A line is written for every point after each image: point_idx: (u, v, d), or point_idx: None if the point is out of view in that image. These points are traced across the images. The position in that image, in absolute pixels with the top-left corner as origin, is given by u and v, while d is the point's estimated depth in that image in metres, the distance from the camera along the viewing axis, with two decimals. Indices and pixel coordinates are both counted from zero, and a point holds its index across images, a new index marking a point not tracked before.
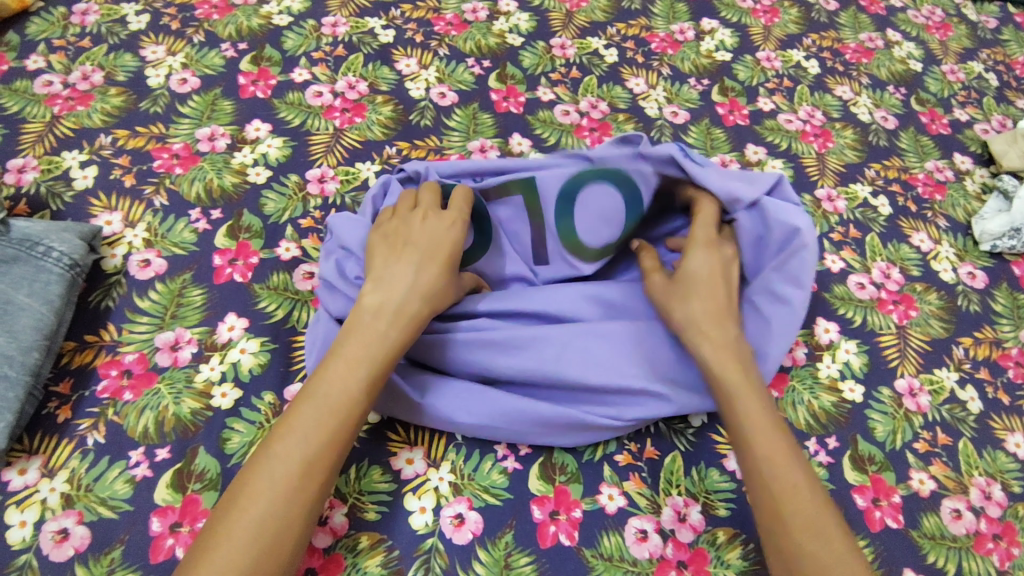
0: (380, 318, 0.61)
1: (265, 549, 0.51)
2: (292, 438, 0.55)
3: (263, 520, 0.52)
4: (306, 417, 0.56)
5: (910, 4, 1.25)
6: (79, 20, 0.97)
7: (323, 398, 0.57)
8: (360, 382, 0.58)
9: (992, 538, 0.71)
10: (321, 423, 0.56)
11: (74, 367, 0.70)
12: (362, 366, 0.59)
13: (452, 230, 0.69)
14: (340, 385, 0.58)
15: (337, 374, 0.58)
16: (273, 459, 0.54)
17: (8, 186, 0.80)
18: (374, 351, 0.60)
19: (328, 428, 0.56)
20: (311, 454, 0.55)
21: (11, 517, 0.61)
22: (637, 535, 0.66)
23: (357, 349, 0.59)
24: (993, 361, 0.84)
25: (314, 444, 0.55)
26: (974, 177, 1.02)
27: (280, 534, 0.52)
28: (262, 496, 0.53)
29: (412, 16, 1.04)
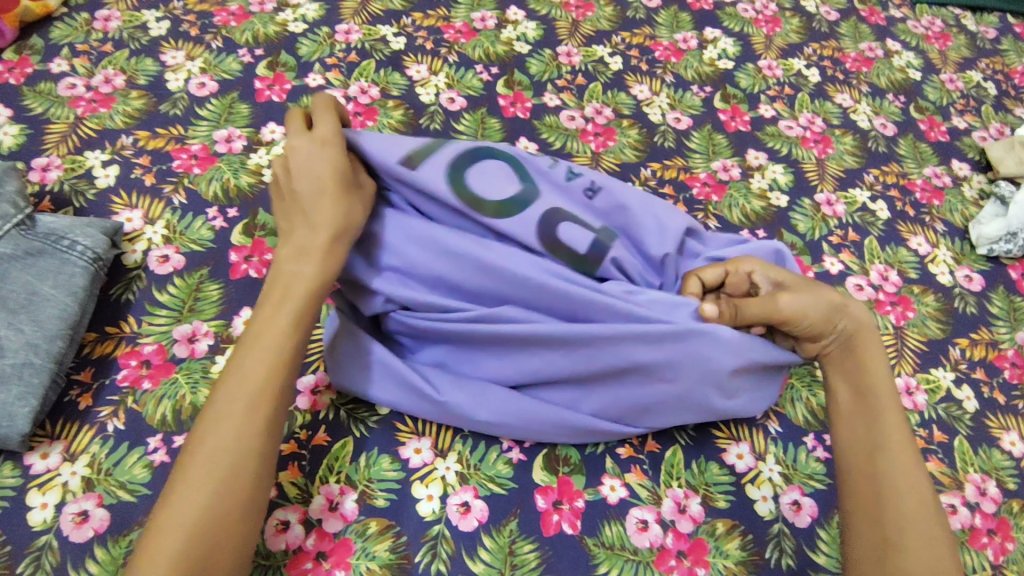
0: (296, 260, 0.62)
1: (224, 488, 0.53)
2: (228, 384, 0.57)
3: (212, 461, 0.54)
4: (241, 364, 0.58)
5: (910, 14, 1.27)
6: (102, 26, 1.00)
7: (256, 346, 0.58)
8: (281, 325, 0.59)
9: (986, 533, 0.73)
10: (253, 364, 0.58)
11: (95, 357, 0.72)
12: (284, 310, 0.60)
13: (331, 160, 0.64)
14: (264, 328, 0.59)
15: (266, 322, 0.60)
16: (214, 409, 0.56)
17: (33, 184, 0.84)
18: (294, 290, 0.61)
19: (265, 367, 0.58)
20: (252, 395, 0.56)
21: (33, 499, 0.64)
22: (638, 524, 0.68)
23: (277, 294, 0.61)
24: (989, 361, 0.86)
25: (250, 384, 0.57)
26: (972, 183, 1.04)
27: (236, 472, 0.54)
28: (208, 444, 0.54)
29: (422, 24, 1.07)
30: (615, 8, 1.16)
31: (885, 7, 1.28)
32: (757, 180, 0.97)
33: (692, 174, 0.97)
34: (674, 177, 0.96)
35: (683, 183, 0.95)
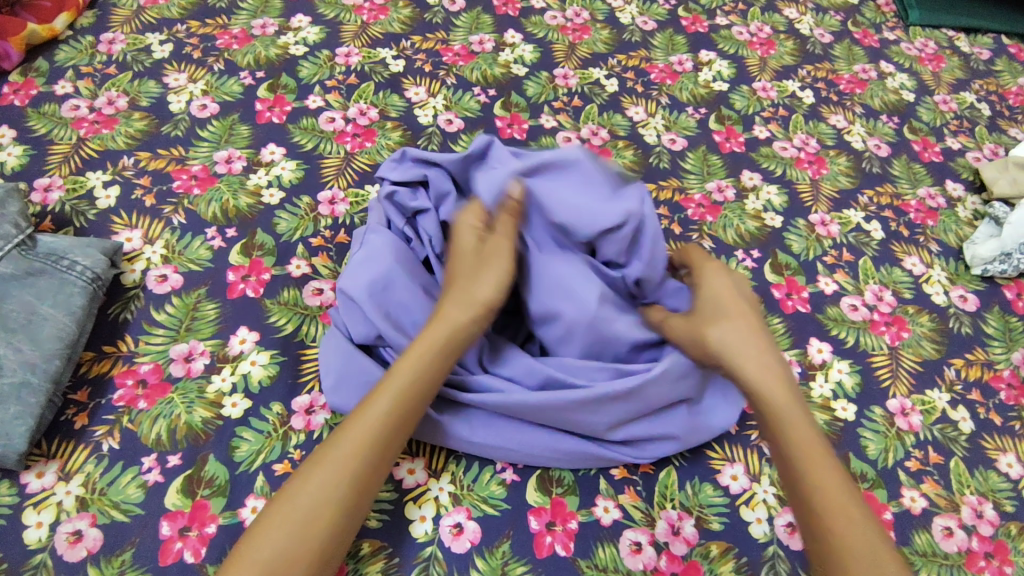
0: (398, 386, 0.62)
1: (294, 544, 0.55)
2: (336, 452, 0.59)
3: (293, 514, 0.56)
4: (321, 472, 0.58)
5: (903, 37, 1.29)
6: (106, 49, 1.02)
7: (338, 453, 0.59)
8: (385, 406, 0.61)
9: (983, 556, 0.72)
10: (334, 476, 0.58)
11: (92, 376, 0.73)
12: (391, 391, 0.61)
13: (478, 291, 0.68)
14: (351, 441, 0.59)
15: (380, 396, 0.61)
16: (290, 508, 0.56)
17: (35, 204, 0.85)
18: (385, 410, 0.61)
19: (365, 445, 0.59)
20: (342, 469, 0.58)
21: (28, 518, 0.64)
22: (632, 546, 0.68)
23: (373, 407, 0.61)
24: (985, 382, 0.86)
25: (326, 495, 0.57)
26: (966, 204, 1.04)
27: (309, 536, 0.55)
28: (309, 486, 0.57)
29: (421, 47, 1.09)
30: (611, 31, 1.18)
31: (878, 30, 1.29)
32: (751, 201, 0.98)
33: (687, 195, 0.97)
34: (669, 197, 0.97)
35: (678, 205, 0.96)
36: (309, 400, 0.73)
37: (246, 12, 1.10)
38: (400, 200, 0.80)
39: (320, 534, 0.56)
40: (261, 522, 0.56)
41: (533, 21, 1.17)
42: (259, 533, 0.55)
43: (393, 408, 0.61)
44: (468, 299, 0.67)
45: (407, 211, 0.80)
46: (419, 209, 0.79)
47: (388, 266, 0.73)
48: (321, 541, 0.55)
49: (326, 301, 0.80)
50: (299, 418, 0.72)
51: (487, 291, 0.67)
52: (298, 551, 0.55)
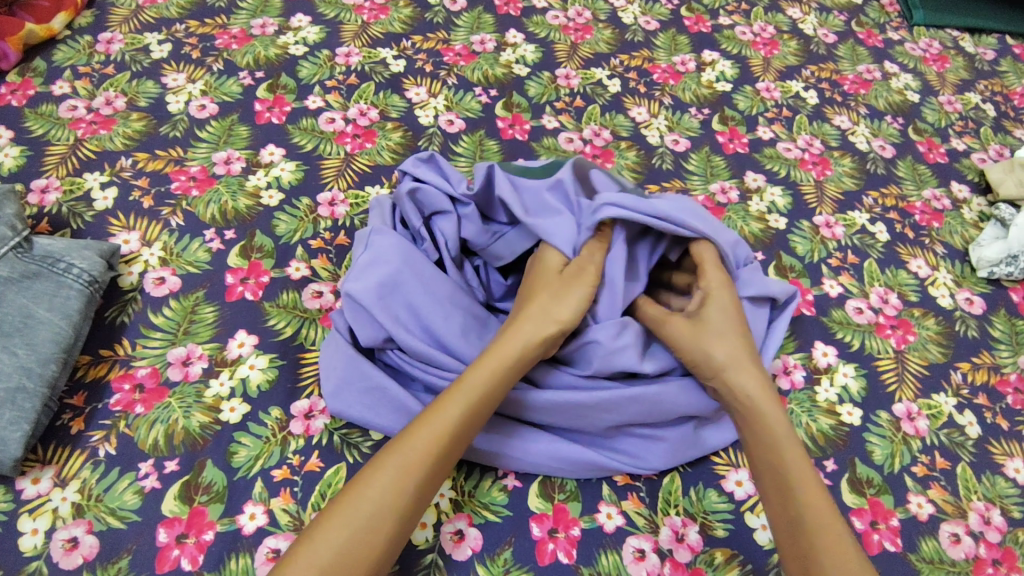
0: (467, 392, 0.61)
1: (360, 540, 0.54)
2: (405, 450, 0.58)
3: (362, 509, 0.55)
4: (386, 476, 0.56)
5: (908, 37, 1.28)
6: (104, 49, 1.01)
7: (401, 455, 0.58)
8: (458, 407, 0.60)
9: (991, 563, 0.71)
10: (401, 477, 0.57)
11: (89, 381, 0.72)
12: (465, 394, 0.61)
13: (570, 308, 0.66)
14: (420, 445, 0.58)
15: (454, 399, 0.61)
16: (355, 506, 0.55)
17: (32, 206, 0.84)
18: (446, 416, 0.60)
19: (434, 449, 0.58)
20: (419, 468, 0.57)
21: (23, 524, 0.63)
22: (635, 554, 0.67)
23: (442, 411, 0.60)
24: (991, 386, 0.85)
25: (392, 499, 0.56)
26: (972, 205, 1.03)
27: (374, 534, 0.54)
28: (377, 483, 0.56)
29: (422, 47, 1.08)
30: (613, 31, 1.17)
31: (882, 30, 1.28)
32: (755, 203, 0.97)
33: (690, 196, 0.96)
34: None
35: None
36: (309, 405, 0.72)
37: (245, 11, 1.09)
38: (421, 200, 0.79)
39: (386, 534, 0.55)
40: (327, 514, 0.55)
41: (535, 20, 1.16)
42: (320, 527, 0.54)
43: (465, 410, 0.61)
44: (546, 315, 0.65)
45: (424, 212, 0.79)
46: (436, 211, 0.79)
47: (395, 269, 0.71)
48: (385, 539, 0.55)
49: (326, 304, 0.80)
50: (298, 423, 0.71)
51: (569, 311, 0.66)
52: (362, 547, 0.54)
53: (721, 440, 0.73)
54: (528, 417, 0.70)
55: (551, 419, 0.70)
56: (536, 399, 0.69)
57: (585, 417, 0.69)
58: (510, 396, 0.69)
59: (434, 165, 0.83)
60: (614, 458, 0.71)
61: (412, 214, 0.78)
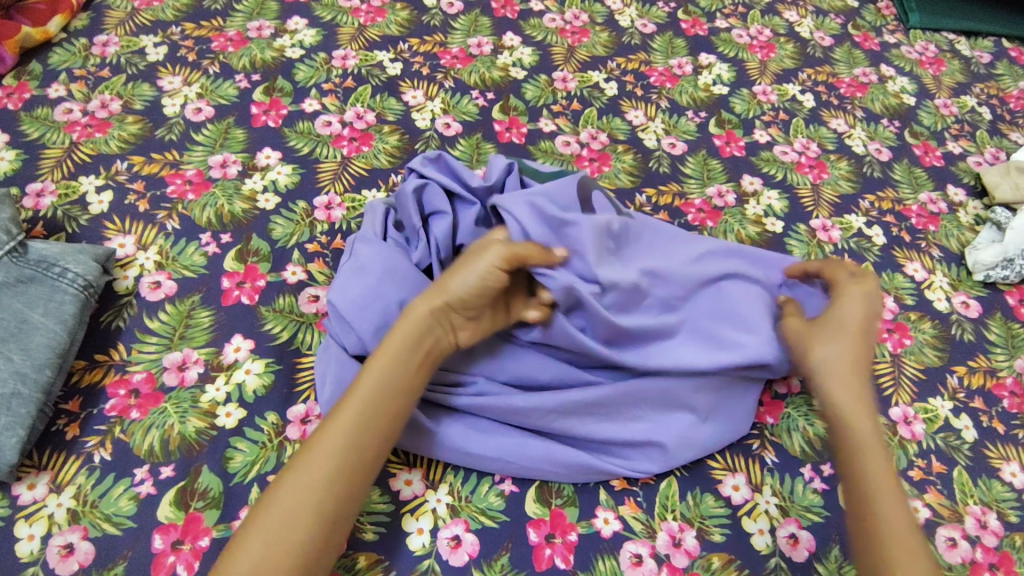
0: (368, 398, 0.60)
1: (271, 550, 0.54)
2: (305, 462, 0.58)
3: (273, 522, 0.55)
4: (290, 488, 0.57)
5: (904, 40, 1.28)
6: (100, 51, 1.01)
7: (304, 467, 0.58)
8: (364, 408, 0.60)
9: (987, 567, 0.71)
10: (307, 489, 0.56)
11: (84, 386, 0.72)
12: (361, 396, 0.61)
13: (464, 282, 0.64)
14: (324, 455, 0.58)
15: (353, 399, 0.60)
16: (269, 518, 0.55)
17: (27, 210, 0.83)
18: (347, 423, 0.59)
19: (337, 456, 0.58)
20: (322, 472, 0.57)
21: (19, 530, 0.63)
22: (632, 559, 0.67)
23: (347, 419, 0.60)
24: (987, 389, 0.85)
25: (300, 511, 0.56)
26: (968, 209, 1.03)
27: (289, 542, 0.55)
28: (282, 495, 0.56)
29: (419, 50, 1.08)
30: (610, 34, 1.17)
31: (879, 33, 1.28)
32: (752, 206, 0.97)
33: (687, 200, 0.96)
34: (669, 203, 0.96)
35: (678, 210, 0.95)
36: (305, 410, 0.72)
37: (242, 14, 1.08)
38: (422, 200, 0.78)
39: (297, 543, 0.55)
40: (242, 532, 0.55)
41: (532, 23, 1.16)
42: (240, 540, 0.55)
43: (363, 407, 0.60)
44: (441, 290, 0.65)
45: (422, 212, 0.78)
46: (433, 212, 0.78)
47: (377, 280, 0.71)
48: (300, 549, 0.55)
49: (322, 308, 0.79)
50: (294, 428, 0.70)
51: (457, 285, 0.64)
52: (281, 551, 0.54)
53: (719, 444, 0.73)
54: (520, 421, 0.70)
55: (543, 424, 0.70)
56: (524, 401, 0.68)
57: (576, 418, 0.70)
58: (497, 400, 0.69)
59: (442, 163, 0.81)
60: (607, 460, 0.71)
61: (414, 214, 0.76)
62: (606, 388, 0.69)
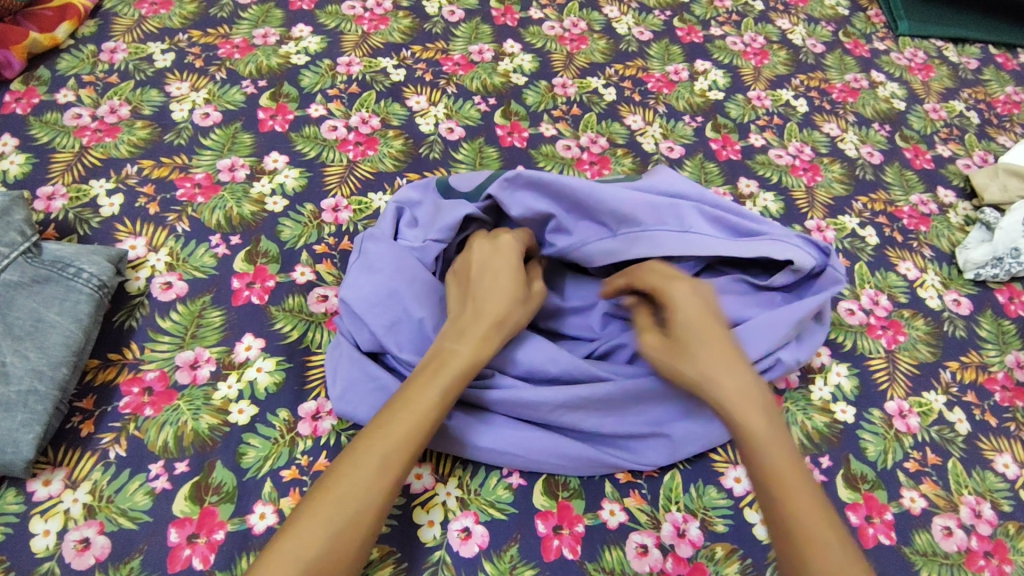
0: (442, 380, 0.62)
1: (347, 529, 0.54)
2: (386, 439, 0.58)
3: (337, 509, 0.54)
4: (366, 466, 0.56)
5: (893, 47, 1.32)
6: (108, 58, 1.02)
7: (383, 444, 0.58)
8: (435, 404, 0.61)
9: (981, 554, 0.73)
10: (387, 469, 0.57)
11: (98, 384, 0.73)
12: (444, 380, 0.62)
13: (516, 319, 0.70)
14: (403, 435, 0.58)
15: (434, 384, 0.62)
16: (343, 493, 0.55)
17: (38, 212, 0.85)
18: (425, 408, 0.60)
19: (414, 436, 0.59)
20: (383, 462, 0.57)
21: (34, 526, 0.64)
22: (638, 549, 0.68)
23: (422, 404, 0.60)
24: (979, 384, 0.88)
25: (376, 487, 0.56)
26: (958, 210, 1.06)
27: (363, 522, 0.55)
28: (364, 471, 0.56)
29: (421, 56, 1.10)
30: (608, 41, 1.20)
31: (869, 40, 1.32)
32: (748, 208, 1.00)
33: None
34: None
35: None
36: (316, 406, 0.73)
37: (247, 21, 1.10)
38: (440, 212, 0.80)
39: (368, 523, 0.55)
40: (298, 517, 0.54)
41: (531, 31, 1.18)
42: (301, 520, 0.53)
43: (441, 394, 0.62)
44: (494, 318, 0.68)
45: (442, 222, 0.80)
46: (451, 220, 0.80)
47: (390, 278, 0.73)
48: (359, 540, 0.54)
49: (331, 308, 0.81)
50: (306, 424, 0.72)
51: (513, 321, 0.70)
52: (358, 530, 0.54)
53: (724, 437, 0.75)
54: (530, 415, 0.71)
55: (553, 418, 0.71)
56: (536, 394, 0.70)
57: (584, 412, 0.71)
58: (508, 393, 0.70)
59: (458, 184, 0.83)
60: (614, 454, 0.72)
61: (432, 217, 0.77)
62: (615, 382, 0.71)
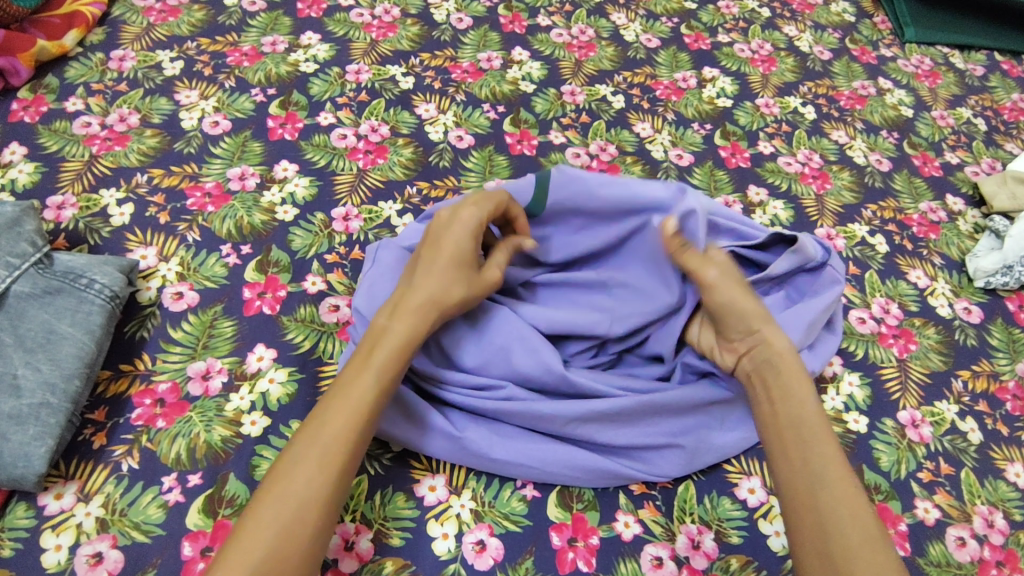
0: (368, 372, 0.59)
1: (287, 535, 0.52)
2: (312, 439, 0.56)
3: (285, 500, 0.53)
4: (300, 469, 0.54)
5: (900, 54, 1.32)
6: (117, 66, 1.02)
7: (312, 444, 0.55)
8: (371, 379, 0.59)
9: (995, 565, 0.73)
10: (319, 470, 0.54)
11: (109, 396, 0.72)
12: (372, 369, 0.60)
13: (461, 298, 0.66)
14: (332, 432, 0.56)
15: (361, 376, 0.59)
16: (274, 502, 0.53)
17: (48, 222, 0.84)
18: (353, 402, 0.58)
19: (345, 430, 0.57)
20: (327, 443, 0.56)
21: (47, 540, 0.63)
22: (653, 561, 0.68)
23: (347, 399, 0.58)
24: (991, 393, 0.88)
25: (310, 491, 0.54)
26: (967, 217, 1.06)
27: (303, 529, 0.52)
28: (297, 478, 0.54)
29: (430, 64, 1.10)
30: (616, 48, 1.20)
31: (875, 46, 1.32)
32: (758, 216, 1.00)
33: None
34: None
35: None
36: None
37: (256, 29, 1.10)
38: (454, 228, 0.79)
39: (313, 526, 0.53)
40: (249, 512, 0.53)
41: (539, 38, 1.18)
42: (239, 540, 0.51)
43: (375, 384, 0.59)
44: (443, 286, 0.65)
45: None
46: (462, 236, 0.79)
47: None
48: (315, 525, 0.53)
49: (343, 317, 0.81)
50: None
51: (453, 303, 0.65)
52: (300, 535, 0.52)
53: (736, 448, 0.75)
54: (544, 428, 0.71)
55: (568, 430, 0.71)
56: (552, 408, 0.69)
57: (600, 425, 0.71)
58: (523, 405, 0.70)
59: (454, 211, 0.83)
60: (629, 465, 0.72)
61: None
62: (630, 397, 0.71)
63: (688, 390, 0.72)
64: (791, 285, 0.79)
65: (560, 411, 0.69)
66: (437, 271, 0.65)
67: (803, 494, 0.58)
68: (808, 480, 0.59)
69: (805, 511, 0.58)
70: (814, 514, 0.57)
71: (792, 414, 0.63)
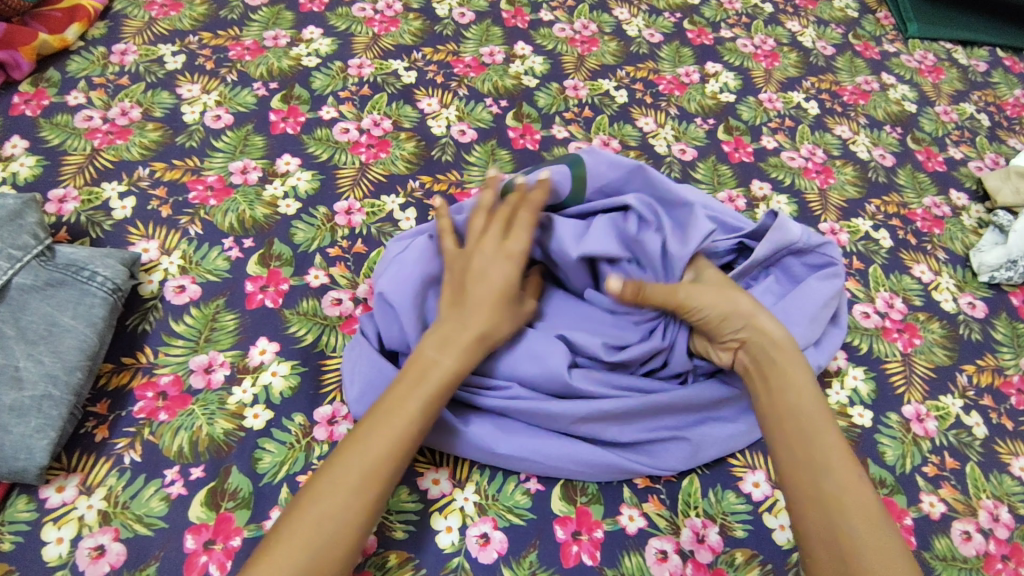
0: (411, 399, 0.61)
1: (321, 553, 0.53)
2: (353, 460, 0.57)
3: (323, 523, 0.54)
4: (335, 488, 0.56)
5: (903, 49, 1.32)
6: (119, 60, 1.02)
7: (354, 464, 0.57)
8: (411, 409, 0.61)
9: (1000, 558, 0.73)
10: (358, 492, 0.56)
11: (111, 389, 0.72)
12: (418, 396, 0.61)
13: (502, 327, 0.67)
14: (374, 454, 0.58)
15: (407, 402, 0.61)
16: (307, 520, 0.54)
17: (50, 215, 0.84)
18: (394, 427, 0.59)
19: (383, 452, 0.58)
20: (366, 473, 0.57)
21: (47, 533, 0.63)
22: (658, 555, 0.68)
23: (390, 422, 0.60)
24: (995, 387, 0.87)
25: (348, 512, 0.55)
26: (971, 212, 1.06)
27: (335, 549, 0.54)
28: (328, 499, 0.55)
29: (432, 58, 1.10)
30: (619, 43, 1.19)
31: (879, 42, 1.32)
32: (762, 210, 0.99)
33: None
34: None
35: None
36: (332, 411, 0.73)
37: (257, 23, 1.10)
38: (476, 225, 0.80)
39: (345, 546, 0.54)
40: (279, 533, 0.54)
41: (542, 33, 1.18)
42: (269, 552, 0.53)
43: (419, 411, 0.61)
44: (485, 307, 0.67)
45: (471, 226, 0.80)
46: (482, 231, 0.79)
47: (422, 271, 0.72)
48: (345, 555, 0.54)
49: (346, 312, 0.80)
50: (321, 429, 0.71)
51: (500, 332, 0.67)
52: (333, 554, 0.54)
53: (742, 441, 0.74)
54: (549, 424, 0.71)
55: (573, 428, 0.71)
56: (558, 406, 0.69)
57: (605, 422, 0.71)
58: (530, 403, 0.69)
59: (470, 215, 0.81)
60: (634, 459, 0.72)
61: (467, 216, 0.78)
62: (636, 397, 0.70)
63: (697, 390, 0.72)
64: (781, 268, 0.79)
65: (565, 409, 0.69)
66: (480, 298, 0.67)
67: (808, 483, 0.59)
68: (813, 471, 0.60)
69: (811, 501, 0.59)
70: (822, 508, 0.58)
71: (788, 404, 0.64)
